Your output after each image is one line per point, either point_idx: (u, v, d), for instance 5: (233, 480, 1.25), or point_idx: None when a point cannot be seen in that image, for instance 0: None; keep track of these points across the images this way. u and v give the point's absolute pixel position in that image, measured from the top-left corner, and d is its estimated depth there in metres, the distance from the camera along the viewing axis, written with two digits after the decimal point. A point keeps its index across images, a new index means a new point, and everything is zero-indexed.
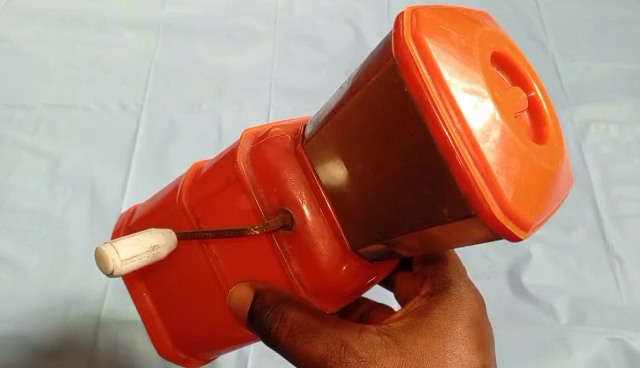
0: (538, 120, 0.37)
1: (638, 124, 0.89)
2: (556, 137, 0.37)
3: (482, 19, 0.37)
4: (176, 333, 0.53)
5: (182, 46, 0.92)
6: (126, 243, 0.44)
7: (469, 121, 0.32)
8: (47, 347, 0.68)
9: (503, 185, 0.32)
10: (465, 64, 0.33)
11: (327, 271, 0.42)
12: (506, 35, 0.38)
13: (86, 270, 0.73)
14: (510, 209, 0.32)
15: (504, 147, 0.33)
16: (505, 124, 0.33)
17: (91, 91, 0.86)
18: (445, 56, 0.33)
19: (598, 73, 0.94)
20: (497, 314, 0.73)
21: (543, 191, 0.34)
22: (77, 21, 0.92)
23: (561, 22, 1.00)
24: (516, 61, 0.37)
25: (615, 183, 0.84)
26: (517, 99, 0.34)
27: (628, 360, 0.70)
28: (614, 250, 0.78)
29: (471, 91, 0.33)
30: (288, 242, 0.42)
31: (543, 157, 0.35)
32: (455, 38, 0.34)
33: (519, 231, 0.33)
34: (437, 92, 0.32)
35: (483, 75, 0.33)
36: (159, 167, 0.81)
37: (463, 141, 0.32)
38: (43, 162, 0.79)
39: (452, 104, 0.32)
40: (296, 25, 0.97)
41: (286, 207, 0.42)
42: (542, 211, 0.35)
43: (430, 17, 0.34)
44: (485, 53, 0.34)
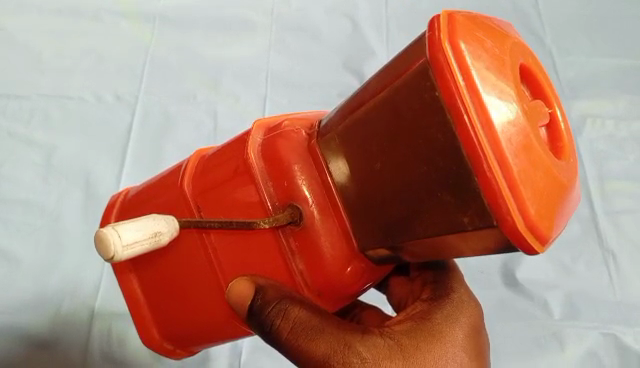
0: (555, 135, 0.37)
1: (634, 120, 0.89)
2: (572, 153, 0.37)
3: (509, 29, 0.37)
4: (165, 324, 0.53)
5: (177, 37, 0.91)
6: (128, 228, 0.43)
7: (500, 129, 0.32)
8: (43, 339, 0.68)
9: (528, 198, 0.32)
10: (497, 74, 0.33)
11: (334, 271, 0.42)
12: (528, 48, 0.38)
13: (81, 262, 0.72)
14: (533, 223, 0.33)
15: (530, 159, 0.33)
16: (532, 137, 0.33)
17: (86, 81, 0.85)
18: (480, 63, 0.33)
19: (594, 68, 0.94)
20: (491, 308, 0.74)
21: (560, 206, 0.35)
22: (71, 10, 0.90)
23: (559, 16, 0.99)
24: (538, 73, 0.37)
25: (610, 179, 0.84)
26: (540, 113, 0.35)
27: (621, 355, 0.71)
28: (608, 246, 0.79)
29: (503, 100, 0.32)
30: (294, 238, 0.42)
31: (563, 171, 0.35)
32: (488, 46, 0.34)
33: (537, 245, 0.33)
34: (471, 98, 0.32)
35: (514, 85, 0.33)
36: (154, 160, 0.81)
37: (492, 150, 0.32)
38: (37, 152, 0.79)
39: (483, 111, 0.32)
40: (293, 16, 0.96)
41: (296, 204, 0.41)
42: (558, 227, 0.35)
43: (465, 23, 0.34)
44: (514, 64, 0.35)
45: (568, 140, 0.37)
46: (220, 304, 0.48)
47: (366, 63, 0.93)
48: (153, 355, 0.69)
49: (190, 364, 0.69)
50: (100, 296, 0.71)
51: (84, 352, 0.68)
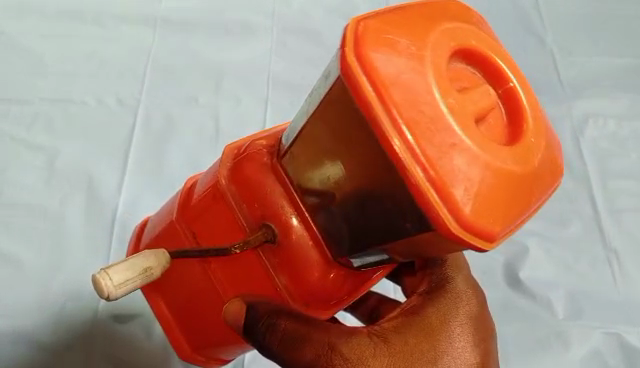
0: (512, 111, 0.39)
1: (635, 118, 0.89)
2: (534, 130, 0.38)
3: (449, 16, 0.38)
4: (193, 336, 0.57)
5: (179, 40, 0.91)
6: (119, 268, 0.47)
7: (413, 138, 0.35)
8: (47, 342, 0.67)
9: (459, 199, 0.35)
10: (410, 75, 0.35)
11: (313, 281, 0.46)
12: (481, 29, 0.40)
13: (84, 265, 0.72)
14: (468, 221, 0.35)
15: (457, 157, 0.35)
16: (456, 133, 0.35)
17: (87, 85, 0.85)
18: (389, 71, 0.36)
19: (595, 67, 0.94)
20: (494, 309, 0.73)
21: (511, 196, 0.36)
22: (73, 15, 0.91)
23: (559, 16, 1.00)
24: (488, 55, 0.39)
25: (612, 178, 0.84)
26: (480, 101, 0.37)
27: (625, 354, 0.71)
28: (611, 244, 0.79)
29: (415, 104, 0.35)
30: (272, 255, 0.47)
31: (510, 159, 0.36)
32: (402, 47, 0.36)
33: (481, 242, 0.36)
34: (383, 107, 0.35)
35: (434, 83, 0.36)
36: (157, 162, 0.81)
37: (412, 157, 0.35)
38: (40, 157, 0.79)
39: (395, 122, 0.35)
40: (294, 18, 0.97)
41: (269, 223, 0.46)
42: (513, 217, 0.37)
43: (376, 29, 0.37)
44: (439, 58, 0.36)
45: (528, 116, 0.38)
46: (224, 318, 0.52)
47: None
48: (159, 357, 0.69)
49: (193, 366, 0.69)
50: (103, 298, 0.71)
51: (88, 354, 0.68)
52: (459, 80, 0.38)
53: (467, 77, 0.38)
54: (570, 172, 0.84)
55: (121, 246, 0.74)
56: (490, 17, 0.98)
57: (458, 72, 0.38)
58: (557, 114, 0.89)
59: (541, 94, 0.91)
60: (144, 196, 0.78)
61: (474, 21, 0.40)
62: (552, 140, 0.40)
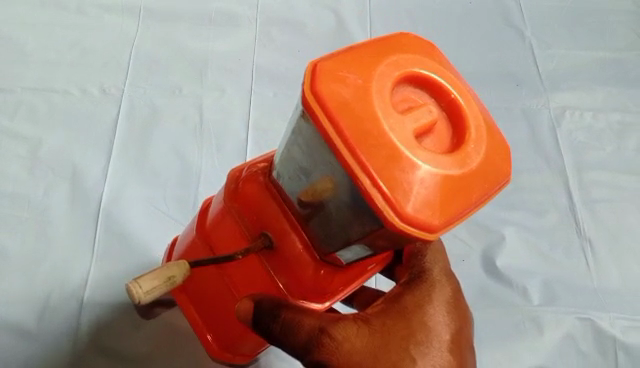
0: (456, 122, 0.40)
1: (611, 111, 0.91)
2: (472, 137, 0.40)
3: (394, 47, 0.41)
4: (221, 334, 0.60)
5: (162, 30, 0.92)
6: (146, 277, 0.49)
7: (361, 154, 0.37)
8: (31, 330, 0.68)
9: (402, 200, 0.37)
10: (356, 102, 0.38)
11: (309, 279, 0.49)
12: (426, 53, 0.42)
13: (68, 254, 0.73)
14: (409, 216, 0.37)
15: (398, 166, 0.37)
16: (398, 148, 0.37)
17: (71, 75, 0.85)
18: (339, 98, 0.38)
19: (572, 60, 0.96)
20: (472, 295, 0.74)
21: (450, 196, 0.38)
22: (57, 5, 0.91)
23: (539, 10, 1.02)
24: (431, 76, 0.40)
25: (588, 169, 0.86)
26: (420, 117, 0.38)
27: (598, 340, 0.72)
28: (585, 233, 0.80)
29: (358, 127, 0.37)
30: (273, 259, 0.50)
31: (449, 167, 0.38)
32: (351, 79, 0.38)
33: (422, 235, 0.38)
34: (335, 131, 0.38)
35: (378, 107, 0.38)
36: (141, 150, 0.81)
37: (361, 169, 0.37)
38: (23, 146, 0.79)
39: (345, 141, 0.37)
40: (278, 9, 0.97)
41: (266, 232, 0.49)
42: (455, 212, 0.38)
43: (328, 66, 0.39)
44: (383, 86, 0.38)
45: (470, 124, 0.40)
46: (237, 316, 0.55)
47: None
48: (146, 344, 0.69)
49: (175, 356, 0.69)
50: (88, 287, 0.71)
51: (73, 345, 0.68)
52: (402, 102, 0.40)
53: (414, 99, 0.40)
54: (546, 163, 0.86)
55: (106, 234, 0.75)
56: (471, 12, 1.01)
57: (403, 96, 0.40)
58: (535, 106, 0.91)
59: (520, 86, 0.93)
60: (129, 185, 0.78)
61: (423, 49, 0.42)
62: (497, 143, 0.41)
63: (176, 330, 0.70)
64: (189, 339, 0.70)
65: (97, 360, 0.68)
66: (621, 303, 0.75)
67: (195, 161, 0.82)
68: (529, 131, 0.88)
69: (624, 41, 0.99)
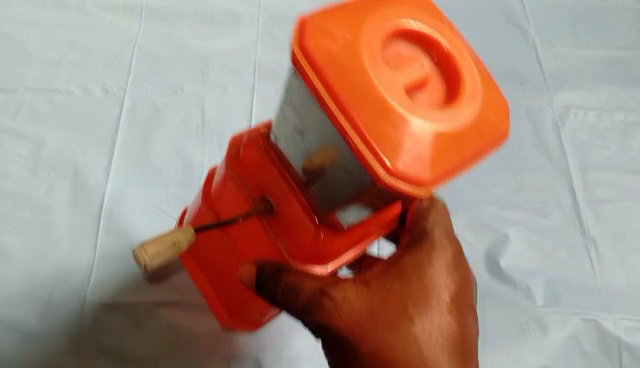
0: (447, 78, 0.43)
1: (614, 110, 0.90)
2: (460, 94, 0.42)
3: (384, 4, 0.44)
4: (229, 299, 0.67)
5: (163, 28, 0.92)
6: (152, 243, 0.54)
7: (351, 111, 0.39)
8: (33, 330, 0.68)
9: (393, 155, 0.39)
10: (345, 61, 0.40)
11: (308, 241, 0.52)
12: (417, 10, 0.45)
13: (70, 255, 0.72)
14: (401, 171, 0.39)
15: (391, 121, 0.39)
16: (388, 104, 0.39)
17: (73, 74, 0.85)
18: (328, 54, 0.40)
19: (575, 59, 0.96)
20: (475, 295, 0.73)
21: (441, 148, 0.40)
22: (57, 3, 0.91)
23: (542, 8, 1.01)
24: (419, 31, 0.44)
25: (591, 169, 0.85)
26: (411, 77, 0.41)
27: (601, 341, 0.72)
28: (589, 233, 0.80)
29: (347, 82, 0.40)
30: (273, 221, 0.53)
31: (439, 120, 0.40)
32: (340, 36, 0.41)
33: (413, 189, 0.40)
34: (325, 88, 0.40)
35: (367, 64, 0.40)
36: (143, 150, 0.81)
37: (351, 127, 0.39)
38: (24, 146, 0.79)
39: (335, 98, 0.39)
40: (280, 7, 0.97)
41: (267, 197, 0.53)
42: (447, 168, 0.40)
43: (319, 22, 0.41)
44: (373, 42, 0.41)
45: (458, 81, 0.43)
46: None
47: None
48: (148, 345, 0.69)
49: (177, 356, 0.69)
50: (90, 287, 0.71)
51: (73, 345, 0.67)
52: (395, 60, 0.43)
53: (406, 58, 0.43)
54: (550, 163, 0.85)
55: (109, 234, 0.74)
56: (474, 10, 1.00)
57: (396, 54, 0.43)
58: (538, 105, 0.90)
59: (523, 85, 0.92)
60: (132, 184, 0.78)
61: (420, 13, 0.45)
62: (489, 100, 0.44)
63: (178, 329, 0.70)
64: (191, 339, 0.70)
65: (98, 360, 0.67)
66: (625, 304, 0.74)
67: (197, 161, 0.82)
68: (533, 130, 0.88)
69: (627, 39, 0.99)
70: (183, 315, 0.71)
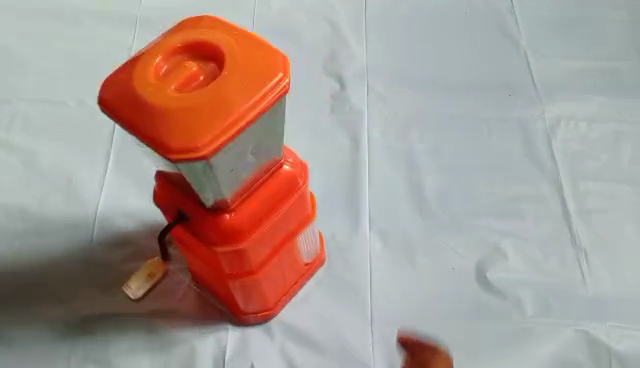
0: (220, 62, 0.55)
1: (605, 120, 0.91)
2: (228, 68, 0.53)
3: (150, 44, 0.56)
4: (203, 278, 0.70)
5: (158, 39, 0.93)
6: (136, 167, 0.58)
7: (140, 128, 0.52)
8: (21, 337, 0.68)
9: (171, 141, 0.51)
10: (125, 94, 0.53)
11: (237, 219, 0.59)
12: (178, 34, 0.57)
13: (63, 264, 0.72)
14: (173, 147, 0.51)
15: (178, 114, 0.51)
16: (150, 109, 0.52)
17: (68, 87, 0.86)
18: (112, 97, 0.53)
19: (567, 70, 0.97)
20: (465, 306, 0.73)
21: (193, 119, 0.51)
22: (55, 15, 0.93)
23: (534, 20, 1.03)
24: (185, 42, 0.56)
25: (583, 179, 0.85)
26: (177, 77, 0.53)
27: (593, 351, 0.71)
28: (579, 244, 0.79)
29: (126, 109, 0.53)
30: (219, 214, 0.59)
31: (176, 99, 0.52)
32: (125, 76, 0.54)
33: (191, 155, 0.51)
34: (123, 119, 0.53)
35: (137, 85, 0.53)
36: (138, 160, 0.81)
37: (151, 136, 0.51)
38: (19, 158, 0.80)
39: (128, 122, 0.52)
40: (274, 19, 0.98)
41: (180, 208, 0.61)
42: (200, 134, 0.51)
43: (112, 77, 0.55)
44: (140, 72, 0.54)
45: (227, 60, 0.54)
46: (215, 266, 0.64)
47: (346, 65, 0.94)
48: (138, 354, 0.67)
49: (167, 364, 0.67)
50: (82, 296, 0.70)
51: (60, 352, 0.67)
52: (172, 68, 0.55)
53: (180, 64, 0.55)
54: (540, 173, 0.86)
55: (101, 243, 0.74)
56: (465, 22, 1.02)
57: (174, 64, 0.55)
58: (529, 116, 0.91)
59: (514, 96, 0.93)
60: (126, 195, 0.78)
61: (193, 25, 0.58)
62: (270, 59, 0.55)
63: (167, 337, 0.68)
64: (182, 348, 0.68)
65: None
66: (617, 312, 0.74)
67: None
68: (523, 141, 0.88)
69: (620, 50, 0.99)
70: (173, 323, 0.69)
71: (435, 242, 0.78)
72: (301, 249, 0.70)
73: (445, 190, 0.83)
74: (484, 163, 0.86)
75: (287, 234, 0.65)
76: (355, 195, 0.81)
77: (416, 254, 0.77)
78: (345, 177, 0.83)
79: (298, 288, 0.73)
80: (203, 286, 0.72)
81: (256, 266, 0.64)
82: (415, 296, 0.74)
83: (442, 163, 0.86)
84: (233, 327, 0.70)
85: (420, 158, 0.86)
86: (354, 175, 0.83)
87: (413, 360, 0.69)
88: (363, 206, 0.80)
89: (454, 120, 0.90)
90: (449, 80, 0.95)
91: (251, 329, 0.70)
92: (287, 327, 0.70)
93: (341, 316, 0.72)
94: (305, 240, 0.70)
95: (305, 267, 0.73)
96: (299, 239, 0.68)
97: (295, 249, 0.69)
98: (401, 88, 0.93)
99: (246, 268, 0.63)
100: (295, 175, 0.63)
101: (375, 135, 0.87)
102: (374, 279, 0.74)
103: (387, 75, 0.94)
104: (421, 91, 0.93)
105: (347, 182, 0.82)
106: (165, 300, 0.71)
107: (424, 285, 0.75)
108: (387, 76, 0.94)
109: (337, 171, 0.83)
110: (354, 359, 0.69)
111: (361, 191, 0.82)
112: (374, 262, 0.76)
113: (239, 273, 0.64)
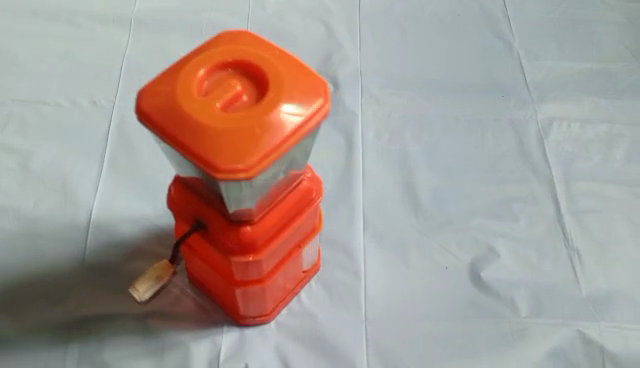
0: (260, 82, 0.54)
1: (598, 121, 0.92)
2: (274, 89, 0.52)
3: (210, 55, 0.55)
4: (213, 288, 0.70)
5: (153, 41, 0.93)
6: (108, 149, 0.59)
7: (186, 140, 0.50)
8: (13, 337, 0.67)
9: (219, 160, 0.49)
10: (186, 99, 0.51)
11: (256, 231, 0.58)
12: (233, 45, 0.56)
13: (56, 264, 0.72)
14: (220, 167, 0.49)
15: (218, 133, 0.50)
16: (199, 123, 0.50)
17: (63, 88, 0.87)
18: (164, 102, 0.52)
19: (559, 71, 0.97)
20: (459, 306, 0.74)
21: (246, 140, 0.50)
22: (50, 17, 0.94)
23: (527, 22, 1.03)
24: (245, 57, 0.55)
25: (576, 179, 0.86)
26: (220, 94, 0.52)
27: (587, 351, 0.71)
28: (573, 244, 0.80)
29: (181, 116, 0.51)
30: (237, 226, 0.58)
31: (266, 112, 0.51)
32: (161, 91, 0.53)
33: (238, 175, 0.49)
34: (171, 128, 0.51)
35: (190, 97, 0.52)
36: (132, 162, 0.81)
37: (193, 149, 0.50)
38: (13, 158, 0.79)
39: (170, 133, 0.51)
40: (269, 21, 0.99)
41: (197, 216, 0.60)
42: (262, 153, 0.50)
43: (147, 90, 0.53)
44: (193, 84, 0.53)
45: (270, 80, 0.53)
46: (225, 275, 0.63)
47: (340, 66, 0.95)
48: (132, 355, 0.67)
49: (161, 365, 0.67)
50: (75, 295, 0.70)
51: (52, 352, 0.66)
52: (213, 86, 0.54)
53: (221, 81, 0.54)
54: (534, 173, 0.86)
55: (95, 243, 0.74)
56: (459, 24, 1.03)
57: (214, 80, 0.54)
58: (522, 117, 0.91)
59: (508, 97, 0.94)
60: (121, 196, 0.78)
61: (225, 41, 0.57)
62: (312, 85, 0.54)
63: (161, 339, 0.68)
64: (177, 349, 0.68)
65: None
66: (609, 312, 0.74)
67: None
68: (517, 141, 0.89)
69: (612, 52, 1.00)
70: (167, 325, 0.69)
71: (429, 242, 0.79)
72: (305, 257, 0.70)
73: (439, 191, 0.83)
74: (478, 164, 0.87)
75: (295, 244, 0.66)
76: (349, 196, 0.81)
77: (410, 255, 0.77)
78: (339, 177, 0.83)
79: (293, 295, 0.73)
80: (198, 288, 0.72)
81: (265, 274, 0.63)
82: (409, 297, 0.74)
83: (436, 164, 0.86)
84: (228, 328, 0.70)
85: (413, 159, 0.86)
86: (349, 176, 0.83)
87: (407, 361, 0.69)
88: (357, 207, 0.81)
89: (448, 121, 0.91)
90: (443, 81, 0.95)
91: (246, 330, 0.70)
92: (282, 328, 0.71)
93: (335, 317, 0.72)
94: (308, 251, 0.70)
95: (302, 274, 0.72)
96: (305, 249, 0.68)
97: (298, 259, 0.68)
98: (395, 90, 0.93)
99: (256, 276, 0.62)
100: (311, 193, 0.63)
101: (369, 136, 0.88)
102: (368, 280, 0.75)
103: (381, 76, 0.95)
104: (414, 92, 0.93)
105: (342, 183, 0.82)
106: (159, 301, 0.71)
107: (418, 286, 0.75)
108: (381, 78, 0.94)
109: (331, 173, 0.83)
110: (349, 359, 0.69)
111: (356, 192, 0.82)
112: (369, 263, 0.76)
113: (247, 281, 0.63)
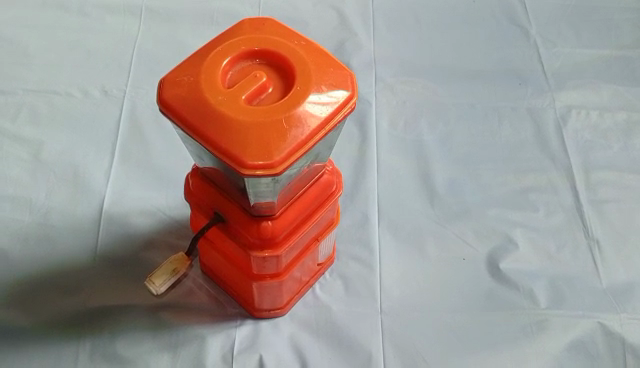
0: (287, 75, 0.51)
1: (617, 109, 0.90)
2: (302, 81, 0.49)
3: (235, 44, 0.52)
4: (229, 281, 0.68)
5: (164, 31, 0.92)
6: None
7: (210, 134, 0.47)
8: (25, 327, 0.66)
9: (245, 155, 0.46)
10: (211, 91, 0.48)
11: (278, 226, 0.57)
12: (257, 34, 0.53)
13: (69, 255, 0.71)
14: (245, 163, 0.46)
15: (245, 127, 0.47)
16: (224, 116, 0.47)
17: (73, 78, 0.86)
18: (188, 95, 0.49)
19: (577, 59, 0.95)
20: (477, 298, 0.72)
21: (273, 135, 0.47)
22: (60, 7, 0.93)
23: (543, 9, 1.01)
24: (270, 47, 0.52)
25: (596, 169, 0.84)
26: (247, 85, 0.49)
27: (609, 342, 0.69)
28: (593, 235, 0.78)
29: (206, 109, 0.48)
30: (256, 220, 0.56)
31: (293, 105, 0.48)
32: (184, 81, 0.49)
33: (265, 171, 0.46)
34: (195, 121, 0.48)
35: (215, 89, 0.48)
36: (144, 152, 0.80)
37: (219, 145, 0.47)
38: (24, 149, 0.79)
39: (194, 127, 0.48)
40: (280, 9, 0.97)
41: (216, 209, 0.59)
42: (289, 148, 0.47)
43: (170, 80, 0.50)
44: (217, 75, 0.49)
45: (297, 72, 0.50)
46: (244, 268, 0.62)
47: (353, 54, 0.93)
48: (147, 348, 0.66)
49: (175, 357, 0.66)
50: (88, 286, 0.69)
51: (66, 343, 0.65)
52: (238, 78, 0.51)
53: (246, 73, 0.51)
54: (552, 163, 0.84)
55: (107, 234, 0.73)
56: (474, 11, 1.01)
57: (239, 71, 0.51)
58: (540, 105, 0.90)
59: (525, 85, 0.92)
60: (131, 186, 0.77)
61: (250, 29, 0.53)
62: (342, 79, 0.51)
63: (174, 330, 0.67)
64: (191, 340, 0.67)
65: (94, 359, 0.65)
66: (632, 303, 0.72)
67: None
68: (535, 130, 0.87)
69: (631, 39, 0.98)
70: (181, 316, 0.68)
71: (444, 232, 0.77)
72: (322, 249, 0.69)
73: (455, 181, 0.82)
74: (495, 153, 0.85)
75: (313, 238, 0.65)
76: (364, 186, 0.80)
77: (426, 246, 0.76)
78: (353, 167, 0.82)
79: (308, 287, 0.72)
80: (211, 280, 0.72)
81: (283, 268, 0.62)
82: (426, 289, 0.73)
83: (452, 154, 0.84)
84: (242, 320, 0.69)
85: (429, 148, 0.85)
86: (363, 166, 0.82)
87: (424, 353, 0.68)
88: (372, 197, 0.79)
89: (464, 109, 0.89)
90: (458, 69, 0.93)
91: (260, 322, 0.69)
92: (297, 319, 0.70)
93: (351, 309, 0.70)
94: (325, 244, 0.69)
95: (318, 267, 0.71)
96: (323, 242, 0.67)
97: (316, 252, 0.67)
98: (409, 78, 0.92)
99: (274, 270, 0.61)
100: (332, 186, 0.61)
101: (383, 125, 0.86)
102: (383, 272, 0.73)
103: (395, 64, 0.93)
104: (429, 81, 0.92)
105: (356, 173, 0.81)
106: (172, 293, 0.70)
107: (435, 277, 0.74)
108: (395, 66, 0.93)
109: (345, 162, 0.82)
110: (365, 351, 0.67)
111: (371, 182, 0.81)
112: (385, 254, 0.75)
113: (264, 274, 0.62)
